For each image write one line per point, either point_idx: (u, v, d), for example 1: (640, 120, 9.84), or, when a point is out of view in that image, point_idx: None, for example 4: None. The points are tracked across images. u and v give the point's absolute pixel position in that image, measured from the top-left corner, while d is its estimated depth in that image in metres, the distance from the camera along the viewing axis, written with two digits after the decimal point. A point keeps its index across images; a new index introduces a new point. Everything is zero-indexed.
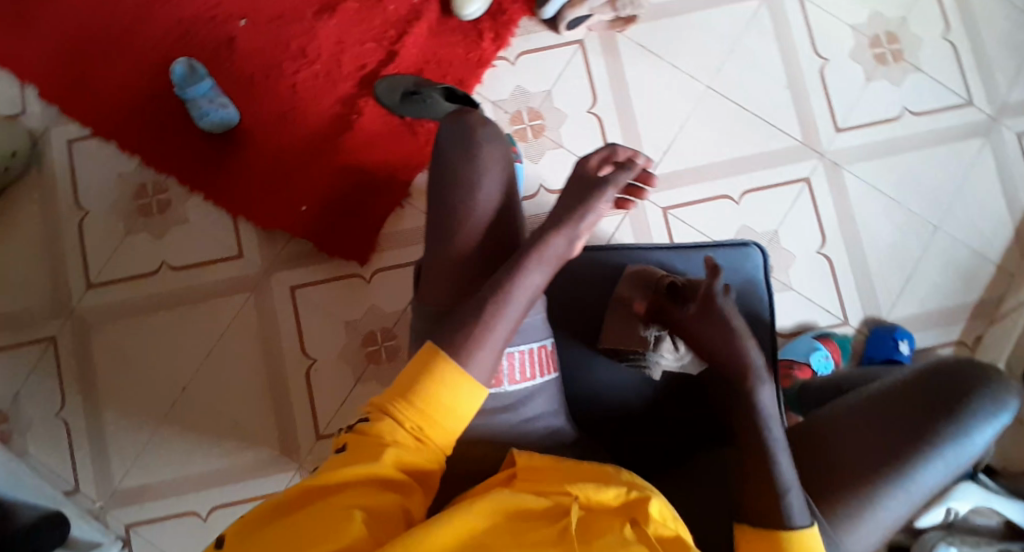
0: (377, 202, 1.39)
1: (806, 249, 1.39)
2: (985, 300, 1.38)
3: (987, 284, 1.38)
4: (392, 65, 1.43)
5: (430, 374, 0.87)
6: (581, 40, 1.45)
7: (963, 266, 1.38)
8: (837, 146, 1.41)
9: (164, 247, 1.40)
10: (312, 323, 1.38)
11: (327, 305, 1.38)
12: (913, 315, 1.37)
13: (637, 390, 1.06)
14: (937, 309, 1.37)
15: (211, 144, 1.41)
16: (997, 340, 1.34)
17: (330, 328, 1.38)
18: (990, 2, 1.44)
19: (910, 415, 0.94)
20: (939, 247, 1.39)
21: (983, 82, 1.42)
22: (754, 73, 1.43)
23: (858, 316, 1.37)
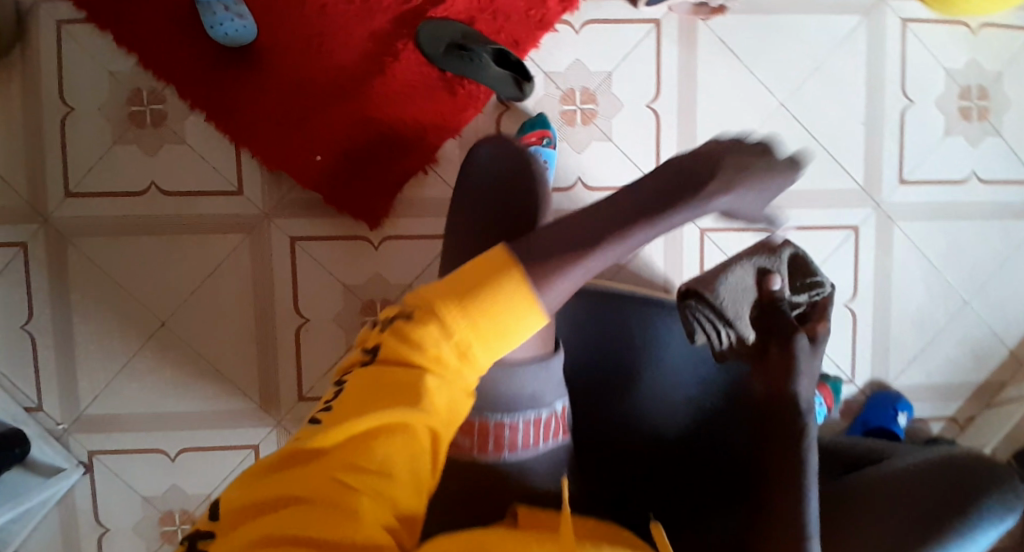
0: (399, 163, 1.27)
1: (834, 299, 1.33)
2: (988, 383, 1.36)
3: (997, 367, 1.35)
4: (441, 6, 1.25)
5: (487, 275, 0.72)
6: (657, 20, 1.29)
7: (979, 346, 1.35)
8: (895, 199, 1.32)
9: (156, 166, 1.26)
10: (309, 280, 1.28)
11: (328, 264, 1.28)
12: (918, 385, 1.35)
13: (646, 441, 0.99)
14: (941, 384, 1.35)
15: (222, 59, 1.24)
16: (989, 426, 1.33)
17: (328, 289, 1.29)
18: None
19: (908, 512, 0.85)
20: (962, 323, 1.34)
21: None
22: (830, 101, 1.31)
23: (864, 377, 1.34)
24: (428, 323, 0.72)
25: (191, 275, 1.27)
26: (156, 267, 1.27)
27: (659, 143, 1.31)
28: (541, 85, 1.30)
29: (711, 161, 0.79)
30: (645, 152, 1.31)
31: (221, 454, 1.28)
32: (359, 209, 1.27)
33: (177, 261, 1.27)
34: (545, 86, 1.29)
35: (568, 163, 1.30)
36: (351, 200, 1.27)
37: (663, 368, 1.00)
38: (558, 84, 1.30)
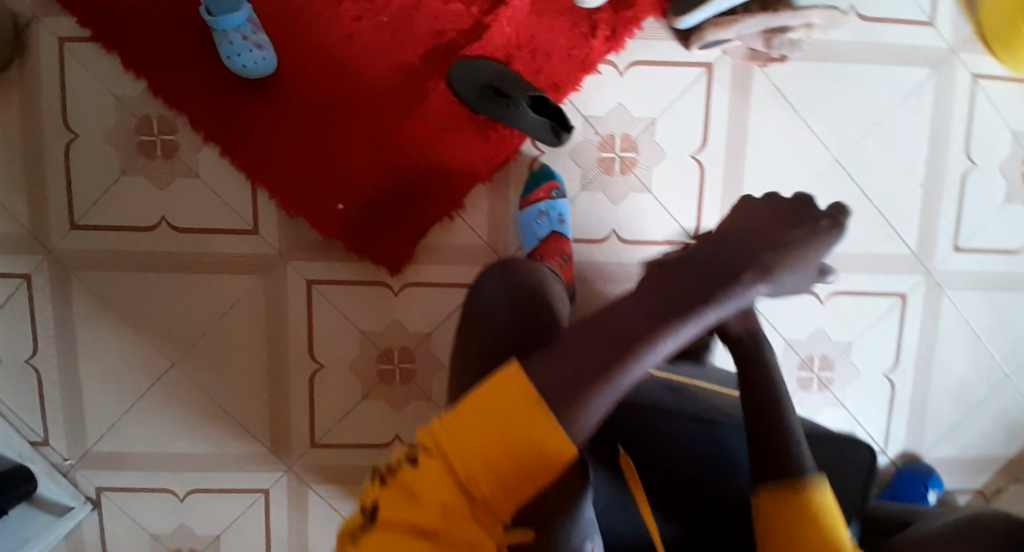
0: (424, 207, 1.20)
1: (874, 369, 1.27)
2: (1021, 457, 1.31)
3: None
4: (476, 41, 1.16)
5: (493, 400, 0.69)
6: (710, 63, 1.20)
7: (1014, 419, 1.30)
8: (948, 267, 1.25)
9: (166, 201, 1.19)
10: (325, 325, 1.23)
11: (345, 308, 1.23)
12: (950, 458, 1.30)
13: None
14: (971, 455, 1.30)
15: (237, 89, 1.15)
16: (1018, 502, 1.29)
17: (344, 334, 1.23)
18: None
19: None
20: (1001, 396, 1.29)
21: None
22: (887, 161, 1.23)
23: (896, 448, 1.29)
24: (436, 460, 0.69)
25: (203, 314, 1.22)
26: (165, 305, 1.21)
27: (701, 196, 1.22)
28: (580, 128, 1.21)
29: (740, 251, 0.81)
30: (686, 206, 1.23)
31: (232, 496, 1.25)
32: (381, 254, 1.21)
33: (188, 299, 1.21)
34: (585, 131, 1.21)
35: (603, 214, 1.23)
36: (372, 244, 1.20)
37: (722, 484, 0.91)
38: (598, 129, 1.21)
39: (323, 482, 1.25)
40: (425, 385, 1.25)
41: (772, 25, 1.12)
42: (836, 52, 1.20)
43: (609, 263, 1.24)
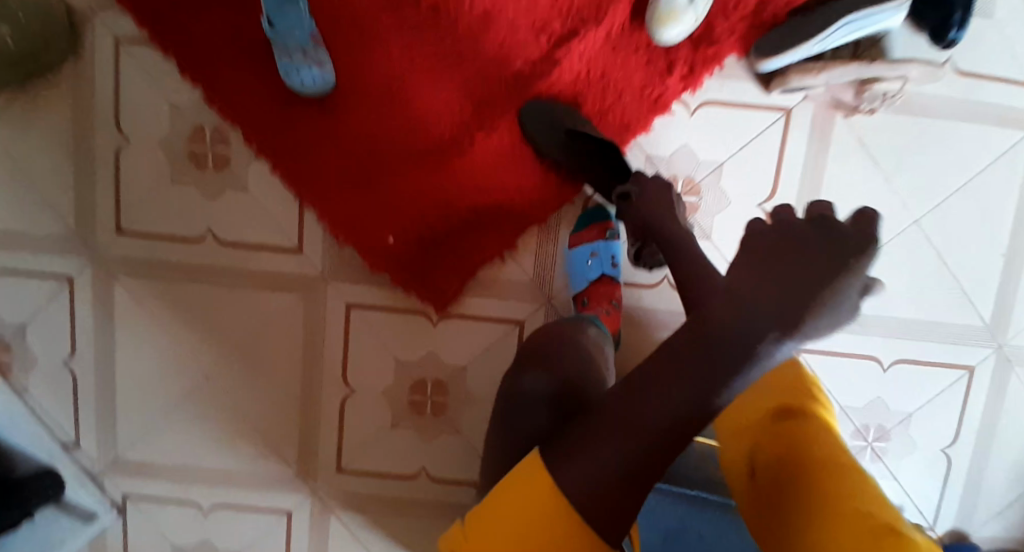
0: (475, 242, 1.15)
1: (932, 443, 1.16)
2: None
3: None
4: (546, 73, 1.12)
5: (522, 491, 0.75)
6: (792, 107, 1.13)
7: None
8: (1021, 341, 1.15)
9: (212, 214, 1.16)
10: (360, 351, 1.19)
11: (381, 336, 1.19)
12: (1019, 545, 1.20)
13: None
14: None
15: (294, 104, 1.12)
16: None
17: (380, 363, 1.19)
18: None
19: None
20: None
21: None
22: (968, 225, 1.14)
23: (946, 526, 1.18)
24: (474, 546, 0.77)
25: (240, 328, 1.19)
26: (205, 317, 1.19)
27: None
28: (644, 166, 1.15)
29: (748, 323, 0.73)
30: None
31: (255, 514, 1.23)
32: (427, 286, 1.17)
33: (228, 314, 1.19)
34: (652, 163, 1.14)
35: None
36: (416, 275, 1.16)
37: None
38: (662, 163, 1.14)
39: (347, 507, 1.23)
40: (455, 418, 1.21)
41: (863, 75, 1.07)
42: (926, 107, 1.13)
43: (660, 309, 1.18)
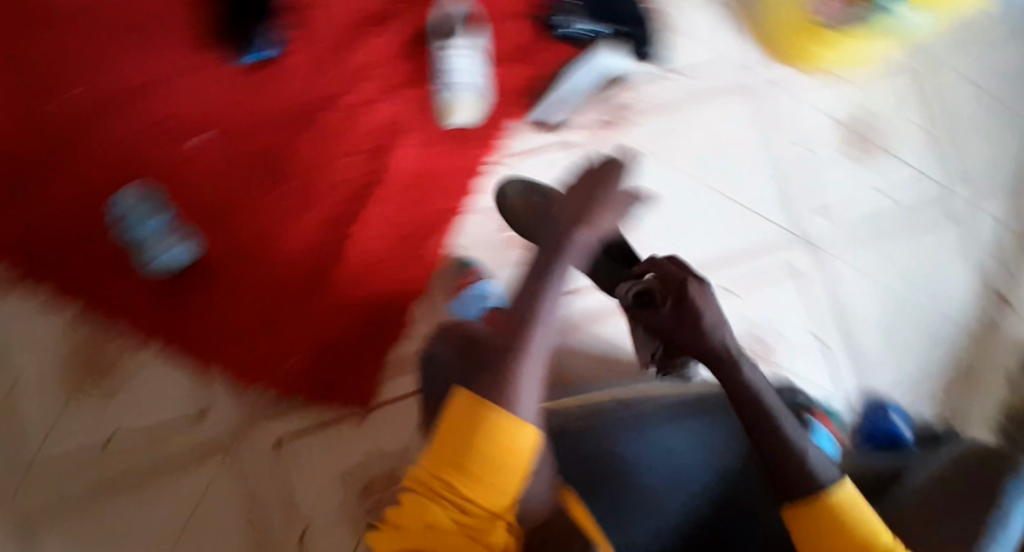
0: (376, 340, 1.27)
1: (802, 332, 1.36)
2: (956, 370, 1.38)
3: (966, 352, 1.39)
4: (379, 185, 1.28)
5: (462, 427, 0.78)
6: (574, 141, 1.33)
7: (942, 337, 1.39)
8: (822, 231, 1.38)
9: (118, 410, 1.21)
10: (303, 478, 1.23)
11: (316, 456, 1.24)
12: (905, 390, 1.37)
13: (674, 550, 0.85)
14: (918, 378, 1.38)
15: (162, 289, 1.22)
16: (973, 407, 1.37)
17: (324, 482, 1.24)
18: (943, 77, 1.45)
19: None
20: (920, 321, 1.39)
21: (941, 160, 1.43)
22: (748, 171, 1.37)
23: (854, 392, 1.37)
24: (436, 492, 0.77)
25: (176, 511, 1.20)
26: (139, 516, 1.19)
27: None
28: (481, 224, 1.30)
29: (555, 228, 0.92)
30: None
31: None
32: (343, 392, 1.26)
33: (155, 508, 1.19)
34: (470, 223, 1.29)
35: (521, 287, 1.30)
36: (335, 385, 1.26)
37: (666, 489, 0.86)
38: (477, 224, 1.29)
39: None
40: None
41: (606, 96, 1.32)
42: (668, 104, 1.36)
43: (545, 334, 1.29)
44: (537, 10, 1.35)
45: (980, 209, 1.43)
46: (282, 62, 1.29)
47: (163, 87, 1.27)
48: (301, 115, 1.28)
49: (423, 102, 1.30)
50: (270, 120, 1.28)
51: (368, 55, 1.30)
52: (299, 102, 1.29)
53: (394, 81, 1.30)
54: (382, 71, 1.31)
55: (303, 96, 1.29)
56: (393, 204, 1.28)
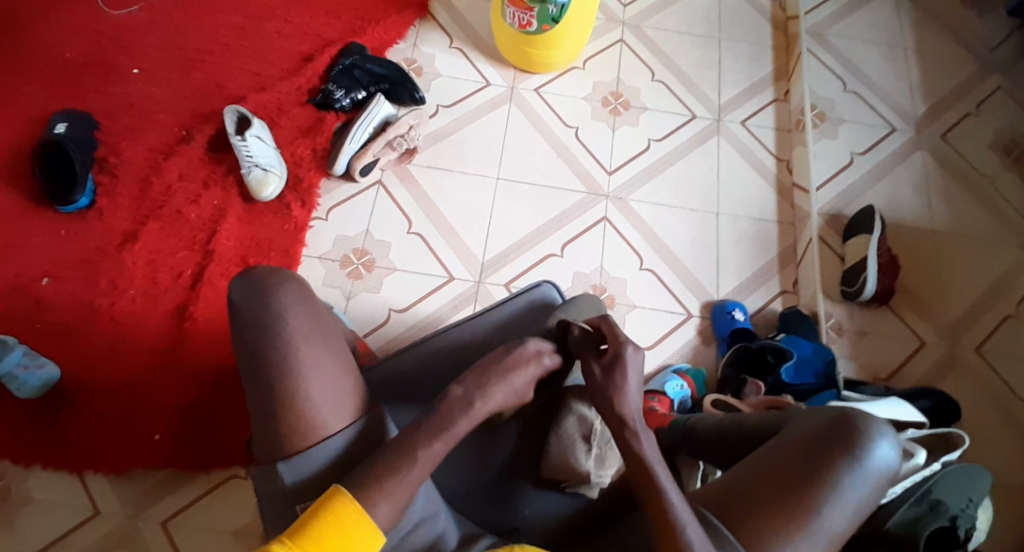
0: (238, 397, 1.39)
1: (631, 270, 1.49)
2: (783, 250, 1.53)
3: (780, 240, 1.53)
4: (213, 263, 1.45)
5: (325, 521, 0.89)
6: (378, 181, 1.52)
7: (754, 235, 1.53)
8: (616, 184, 1.54)
9: (17, 537, 1.31)
10: (202, 544, 1.32)
11: (210, 520, 1.34)
12: (737, 288, 1.49)
13: (550, 512, 1.14)
14: (751, 274, 1.50)
15: (39, 409, 1.36)
16: (809, 276, 1.49)
17: (222, 543, 1.33)
18: (671, 37, 1.67)
19: (798, 476, 1.03)
20: (730, 228, 1.53)
21: (697, 97, 1.62)
22: (532, 156, 1.54)
23: (697, 304, 1.48)
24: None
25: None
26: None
27: (435, 253, 1.47)
28: (320, 268, 1.45)
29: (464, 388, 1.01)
30: (427, 263, 1.47)
31: None
32: (220, 454, 1.36)
33: None
34: (291, 353, 1.00)
35: (374, 303, 1.44)
36: (206, 453, 1.36)
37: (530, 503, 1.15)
38: (315, 382, 0.99)
39: None
40: None
41: (390, 136, 1.48)
42: (447, 130, 1.55)
43: (405, 332, 1.42)
44: (312, 93, 1.56)
45: (742, 124, 1.60)
46: (101, 201, 1.47)
47: (7, 248, 1.43)
48: (129, 238, 1.46)
49: (231, 193, 1.49)
50: (108, 242, 1.45)
51: (174, 170, 1.50)
52: (129, 224, 1.47)
53: (202, 185, 1.49)
54: (189, 181, 1.49)
55: (126, 221, 1.47)
56: (228, 280, 1.45)
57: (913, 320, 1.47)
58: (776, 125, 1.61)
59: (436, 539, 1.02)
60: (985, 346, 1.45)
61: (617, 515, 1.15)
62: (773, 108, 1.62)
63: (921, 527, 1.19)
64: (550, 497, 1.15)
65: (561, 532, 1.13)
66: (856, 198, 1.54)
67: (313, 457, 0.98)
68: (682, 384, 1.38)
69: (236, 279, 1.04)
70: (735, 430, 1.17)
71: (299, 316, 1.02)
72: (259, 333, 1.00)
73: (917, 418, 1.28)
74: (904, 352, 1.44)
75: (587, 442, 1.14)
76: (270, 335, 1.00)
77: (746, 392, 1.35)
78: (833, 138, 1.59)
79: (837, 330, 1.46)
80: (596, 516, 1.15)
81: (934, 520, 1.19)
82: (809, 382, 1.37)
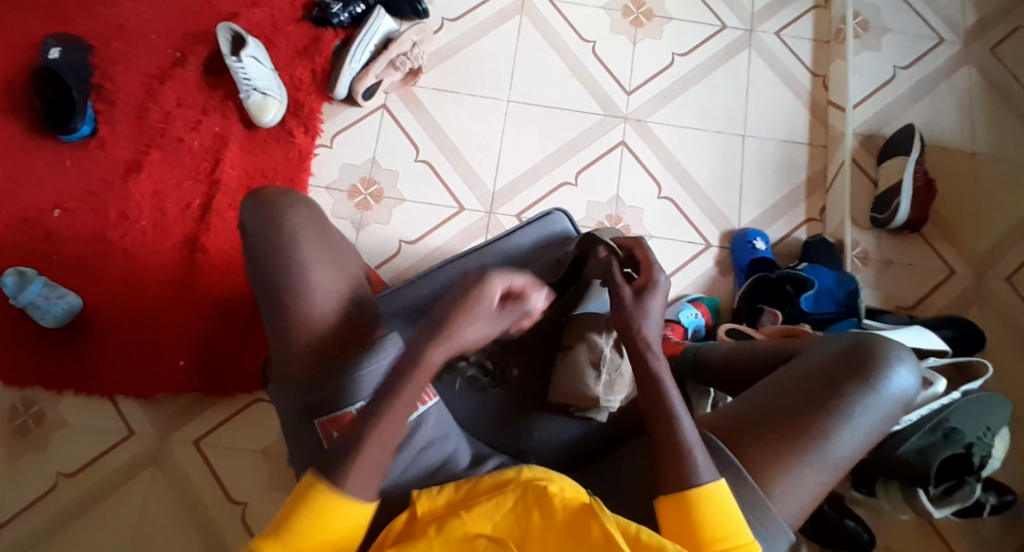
0: (254, 327, 1.41)
1: (648, 199, 1.42)
2: (811, 175, 1.44)
3: (809, 163, 1.44)
4: (219, 193, 1.42)
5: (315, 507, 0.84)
6: (382, 105, 1.45)
7: (781, 158, 1.44)
8: (634, 105, 1.45)
9: (53, 459, 1.37)
10: (231, 462, 1.38)
11: (234, 441, 1.39)
12: (760, 216, 1.42)
13: (562, 441, 1.15)
14: (774, 202, 1.43)
15: (61, 341, 1.39)
16: (838, 203, 1.40)
17: (250, 461, 1.38)
18: None
19: (810, 404, 1.01)
20: (755, 151, 1.44)
21: (727, 4, 1.49)
22: (545, 74, 1.45)
23: (716, 235, 1.42)
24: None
25: (125, 525, 1.34)
26: (94, 539, 1.33)
27: (444, 182, 1.42)
28: (326, 199, 1.41)
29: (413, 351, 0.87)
30: (435, 192, 1.42)
31: None
32: (241, 381, 1.40)
33: (105, 522, 1.34)
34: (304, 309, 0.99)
35: (383, 235, 1.40)
36: (226, 382, 1.39)
37: (540, 427, 1.16)
38: None
39: None
40: None
41: (391, 56, 1.40)
42: (456, 47, 1.46)
43: (415, 265, 1.39)
44: (310, 8, 1.47)
45: (776, 35, 1.48)
46: (101, 129, 1.44)
47: (16, 179, 1.42)
48: (133, 167, 1.43)
49: (232, 119, 1.44)
50: (113, 172, 1.43)
51: (172, 96, 1.45)
52: (132, 153, 1.44)
53: (202, 110, 1.45)
54: (188, 107, 1.45)
55: (128, 150, 1.44)
56: (236, 211, 1.43)
57: (944, 249, 1.39)
58: (814, 36, 1.48)
59: (449, 456, 1.03)
60: (1017, 277, 1.38)
61: (622, 440, 1.15)
62: (812, 17, 1.49)
63: (931, 456, 1.17)
64: (556, 424, 1.16)
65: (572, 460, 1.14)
66: (893, 118, 1.43)
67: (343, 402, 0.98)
68: (697, 313, 1.35)
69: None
70: (745, 361, 1.17)
71: None
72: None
73: (938, 347, 1.25)
74: (931, 282, 1.38)
75: (597, 369, 1.13)
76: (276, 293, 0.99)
77: (762, 321, 1.31)
78: (875, 49, 1.46)
79: (862, 259, 1.39)
80: (609, 436, 1.15)
81: (946, 449, 1.17)
82: (829, 310, 1.32)
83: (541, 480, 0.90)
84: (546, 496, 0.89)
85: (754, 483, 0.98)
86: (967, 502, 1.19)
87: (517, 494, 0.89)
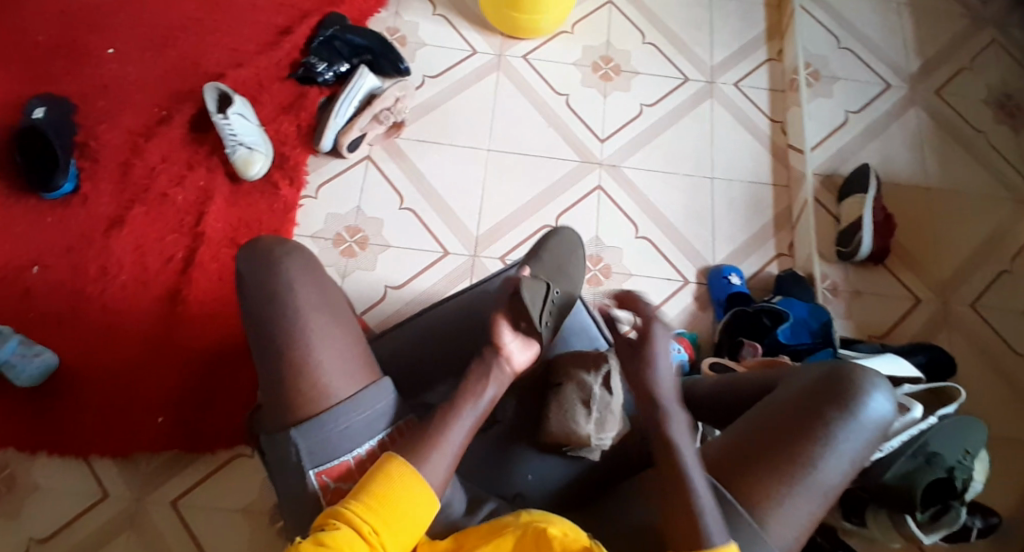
0: (235, 379, 1.36)
1: (625, 239, 1.47)
2: (778, 212, 1.51)
3: (774, 202, 1.52)
4: (203, 245, 1.42)
5: (387, 478, 0.90)
6: (366, 157, 1.49)
7: (748, 197, 1.52)
8: (608, 152, 1.52)
9: (21, 528, 1.28)
10: (209, 524, 1.30)
11: (214, 500, 1.32)
12: (733, 252, 1.48)
13: (560, 478, 1.11)
14: (746, 239, 1.49)
15: (33, 400, 1.33)
16: (805, 238, 1.47)
17: (229, 521, 1.31)
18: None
19: (792, 432, 0.98)
20: (724, 192, 1.51)
21: (688, 60, 1.60)
22: (523, 125, 1.52)
23: (693, 271, 1.47)
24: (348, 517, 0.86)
25: None
26: None
27: (429, 229, 1.45)
28: (311, 247, 1.43)
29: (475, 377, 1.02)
30: (420, 238, 1.44)
31: None
32: (222, 436, 1.34)
33: None
34: (303, 323, 0.97)
35: (368, 281, 1.41)
36: (206, 437, 1.33)
37: (534, 467, 1.12)
38: (316, 350, 0.97)
39: None
40: None
41: (376, 110, 1.46)
42: (437, 102, 1.53)
43: (401, 310, 1.40)
44: (294, 68, 1.53)
45: (735, 86, 1.59)
46: (84, 186, 1.45)
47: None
48: (116, 222, 1.43)
49: (217, 173, 1.47)
50: (96, 227, 1.43)
51: (157, 153, 1.47)
52: (114, 209, 1.44)
53: (187, 166, 1.47)
54: (173, 162, 1.47)
55: (112, 205, 1.44)
56: (220, 262, 1.42)
57: (908, 278, 1.46)
58: (770, 86, 1.60)
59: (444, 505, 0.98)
60: (979, 302, 1.45)
61: (623, 467, 1.12)
62: (766, 69, 1.61)
63: (916, 479, 1.16)
64: (546, 462, 1.11)
65: (576, 491, 1.11)
66: (849, 158, 1.53)
67: (340, 450, 0.95)
68: (681, 348, 1.35)
69: (241, 248, 1.02)
70: (732, 391, 1.15)
71: (307, 287, 1.00)
72: (256, 305, 0.99)
73: (913, 373, 1.28)
74: (899, 309, 1.44)
75: (587, 407, 1.09)
76: (276, 308, 0.98)
77: (742, 355, 1.32)
78: (827, 96, 1.57)
79: (832, 291, 1.45)
80: (603, 475, 1.11)
81: (929, 473, 1.16)
82: (805, 341, 1.34)
83: (540, 521, 0.89)
84: (545, 538, 0.87)
85: (746, 515, 0.94)
86: (955, 526, 1.16)
87: (516, 535, 0.88)
